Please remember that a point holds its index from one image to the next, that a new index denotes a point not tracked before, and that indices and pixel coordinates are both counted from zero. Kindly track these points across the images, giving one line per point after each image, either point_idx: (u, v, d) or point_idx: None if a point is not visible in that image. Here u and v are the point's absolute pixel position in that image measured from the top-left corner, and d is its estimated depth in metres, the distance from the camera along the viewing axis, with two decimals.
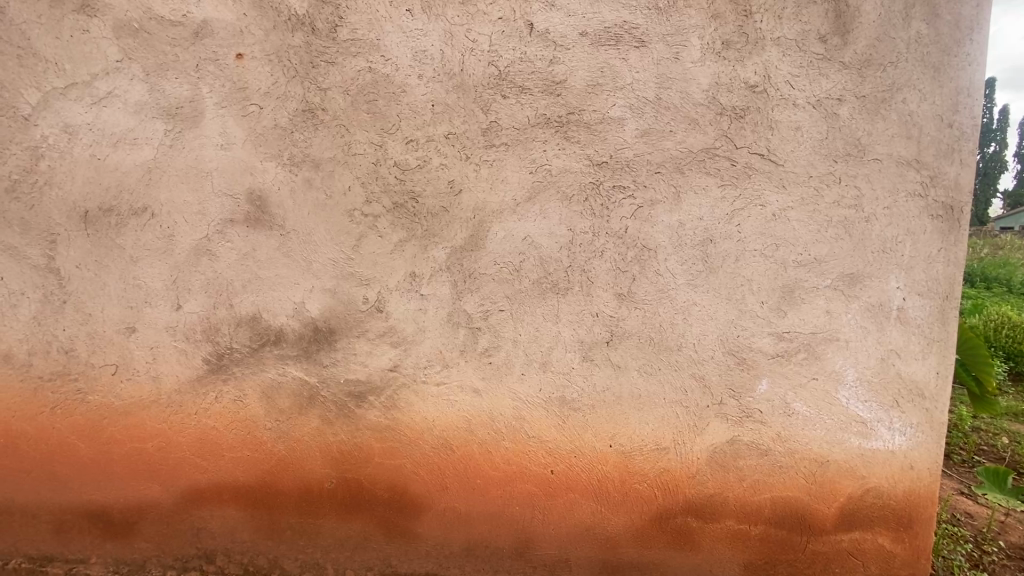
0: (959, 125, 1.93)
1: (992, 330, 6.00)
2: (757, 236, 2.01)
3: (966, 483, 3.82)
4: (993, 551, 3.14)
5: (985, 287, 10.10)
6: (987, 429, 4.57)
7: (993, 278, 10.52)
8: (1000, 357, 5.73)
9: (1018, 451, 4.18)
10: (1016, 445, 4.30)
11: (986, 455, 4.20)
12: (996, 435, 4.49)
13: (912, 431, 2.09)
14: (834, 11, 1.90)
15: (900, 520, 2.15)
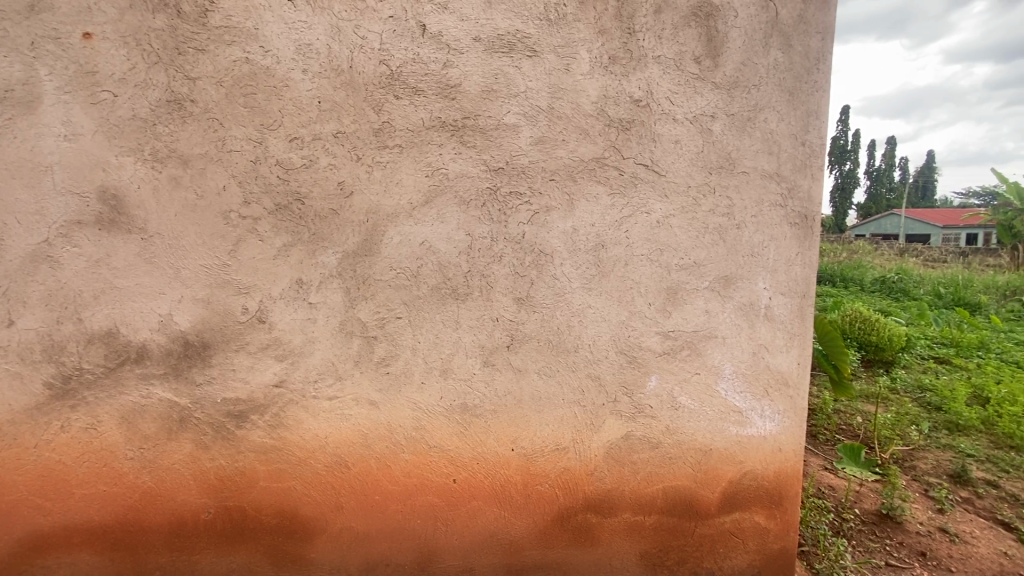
0: (810, 144, 2.18)
1: (848, 324, 6.97)
2: (643, 242, 2.13)
3: (831, 460, 4.37)
4: (852, 518, 3.60)
5: (842, 288, 11.70)
6: (844, 412, 5.26)
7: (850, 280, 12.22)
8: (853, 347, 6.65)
9: (869, 428, 4.83)
10: (867, 423, 4.96)
11: (844, 434, 4.84)
12: (852, 415, 5.16)
13: (779, 417, 2.32)
14: (705, 35, 2.07)
15: (772, 498, 2.38)
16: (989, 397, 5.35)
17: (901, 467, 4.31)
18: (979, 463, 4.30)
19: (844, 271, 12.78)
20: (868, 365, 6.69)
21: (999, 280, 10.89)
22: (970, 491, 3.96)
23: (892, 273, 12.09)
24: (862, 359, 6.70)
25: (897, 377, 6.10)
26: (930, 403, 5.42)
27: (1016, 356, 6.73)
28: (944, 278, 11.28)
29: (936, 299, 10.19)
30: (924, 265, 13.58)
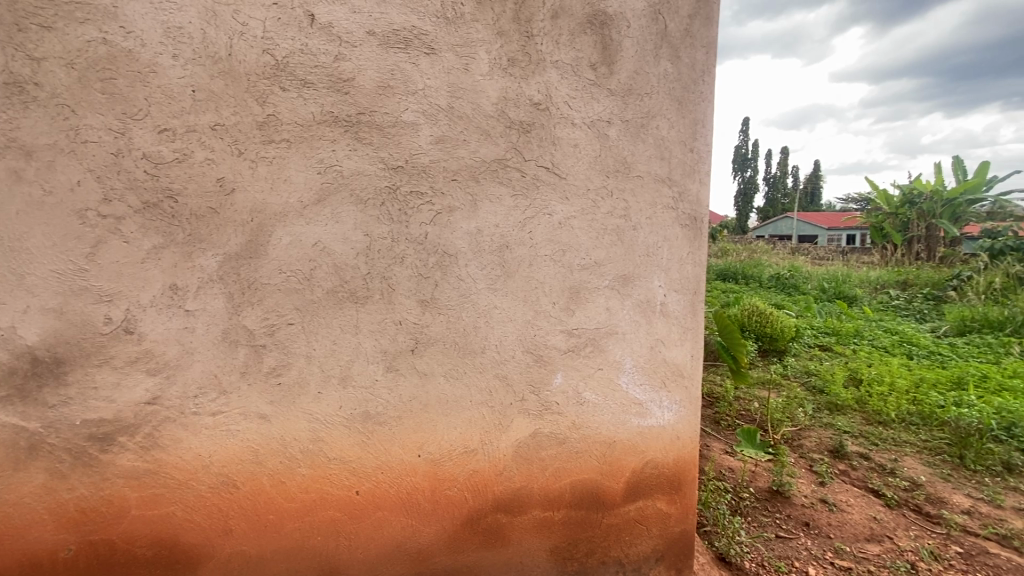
0: (698, 150, 2.33)
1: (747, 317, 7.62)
2: (546, 242, 2.16)
3: (731, 444, 4.74)
4: (747, 496, 3.94)
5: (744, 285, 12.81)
6: (744, 399, 5.73)
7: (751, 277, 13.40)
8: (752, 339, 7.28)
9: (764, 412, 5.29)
10: (762, 407, 5.43)
11: (743, 420, 5.26)
12: (750, 401, 5.63)
13: (676, 407, 2.46)
14: (600, 42, 2.14)
15: (671, 485, 2.51)
16: (861, 379, 6.04)
17: (790, 447, 4.74)
18: (854, 438, 4.84)
19: (746, 269, 14.00)
20: (764, 355, 7.32)
21: (871, 275, 12.35)
22: (847, 464, 4.43)
23: (785, 271, 13.32)
24: (759, 349, 7.32)
25: (788, 364, 6.72)
26: (815, 387, 6.02)
27: (883, 342, 7.65)
28: (827, 274, 12.61)
29: (821, 293, 11.35)
30: (812, 263, 15.10)
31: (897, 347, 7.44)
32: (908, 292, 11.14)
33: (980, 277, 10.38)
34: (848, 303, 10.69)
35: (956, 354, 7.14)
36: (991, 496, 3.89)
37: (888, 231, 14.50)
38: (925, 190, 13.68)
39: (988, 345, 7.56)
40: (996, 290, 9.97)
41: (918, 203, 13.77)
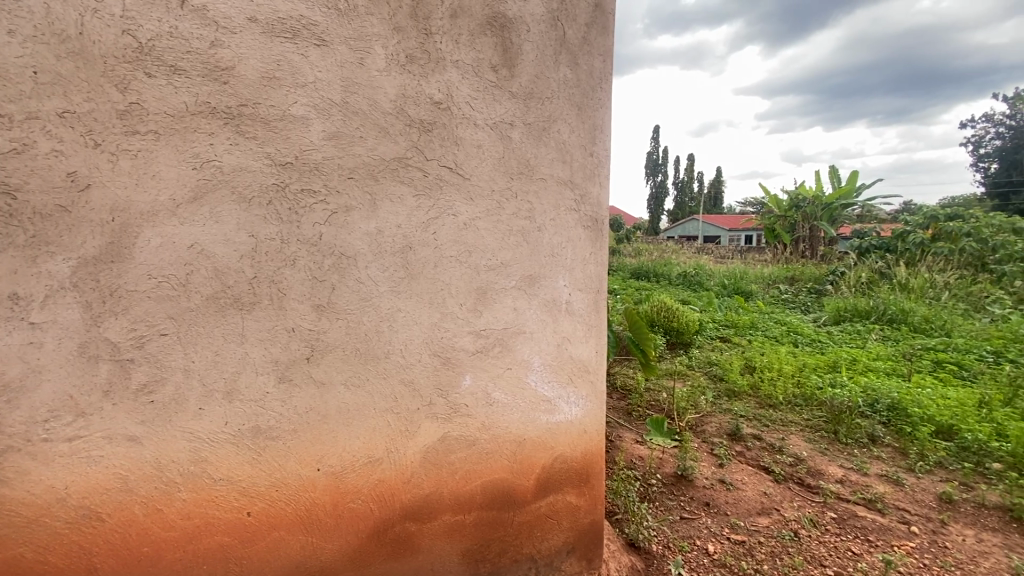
0: (597, 155, 2.43)
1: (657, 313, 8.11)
2: (451, 243, 2.13)
3: (641, 433, 5.00)
4: (655, 482, 4.17)
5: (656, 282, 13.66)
6: (653, 390, 6.09)
7: (662, 275, 14.32)
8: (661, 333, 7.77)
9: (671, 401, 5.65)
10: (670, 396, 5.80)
11: (652, 410, 5.57)
12: (659, 391, 6.00)
13: (583, 401, 2.54)
14: (501, 45, 2.15)
15: (580, 477, 2.59)
16: (755, 366, 6.61)
17: (694, 433, 5.08)
18: (748, 421, 5.30)
19: (657, 267, 14.94)
20: (672, 348, 7.81)
21: (764, 272, 13.61)
22: (742, 445, 4.82)
23: (691, 269, 14.30)
24: (668, 342, 7.80)
25: (693, 356, 7.22)
26: (716, 375, 6.51)
27: (774, 332, 8.44)
28: (727, 272, 13.70)
29: (722, 289, 12.31)
30: (714, 262, 16.33)
31: (785, 336, 8.24)
32: (794, 287, 12.38)
33: (851, 273, 11.76)
34: (744, 298, 11.68)
35: (832, 341, 8.04)
36: (859, 465, 4.40)
37: (778, 232, 16.01)
38: (808, 195, 15.26)
39: (858, 332, 8.58)
40: (864, 284, 11.35)
41: (802, 207, 15.34)
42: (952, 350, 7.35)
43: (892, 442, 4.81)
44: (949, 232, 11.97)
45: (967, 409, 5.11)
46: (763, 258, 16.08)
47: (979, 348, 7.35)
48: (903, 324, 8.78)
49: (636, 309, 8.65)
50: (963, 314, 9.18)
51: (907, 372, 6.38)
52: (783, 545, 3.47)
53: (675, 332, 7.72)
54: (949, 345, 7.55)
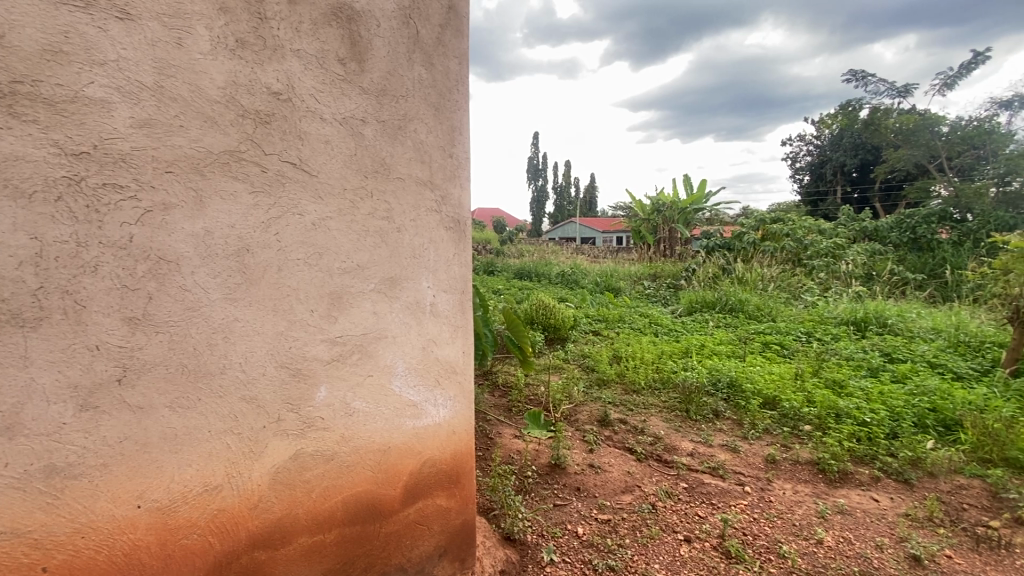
0: (456, 156, 2.43)
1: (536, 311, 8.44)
2: (298, 245, 1.98)
3: (519, 427, 5.16)
4: (530, 474, 4.31)
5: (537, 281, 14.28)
6: (532, 384, 6.33)
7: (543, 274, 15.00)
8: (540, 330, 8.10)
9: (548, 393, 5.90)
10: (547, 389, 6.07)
11: (531, 403, 5.78)
12: (538, 386, 6.25)
13: (450, 403, 2.53)
14: (348, 37, 2.05)
15: (450, 479, 2.58)
16: (621, 356, 7.17)
17: (568, 422, 5.35)
18: (616, 406, 5.73)
19: (538, 267, 15.61)
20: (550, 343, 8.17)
21: (631, 269, 14.88)
22: (610, 430, 5.19)
23: (568, 268, 15.10)
24: (546, 338, 8.14)
25: (569, 349, 7.63)
26: (588, 367, 6.94)
27: (639, 324, 9.23)
28: (600, 271, 14.70)
29: (595, 287, 13.18)
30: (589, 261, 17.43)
31: (648, 327, 9.08)
32: (656, 283, 13.67)
33: (700, 269, 13.29)
34: (614, 294, 12.61)
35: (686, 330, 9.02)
36: (705, 438, 4.98)
37: (643, 233, 17.55)
38: (666, 200, 16.93)
39: (706, 321, 9.73)
40: (711, 278, 12.89)
41: (662, 211, 16.99)
42: (776, 332, 8.66)
43: (731, 415, 5.52)
44: (774, 233, 14.11)
45: (786, 382, 6.05)
46: (630, 258, 17.51)
47: (795, 330, 8.74)
48: (740, 312, 10.16)
49: (516, 308, 8.91)
50: (785, 302, 10.87)
51: (743, 354, 7.38)
52: (643, 518, 3.79)
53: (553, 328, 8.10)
54: (774, 328, 8.87)
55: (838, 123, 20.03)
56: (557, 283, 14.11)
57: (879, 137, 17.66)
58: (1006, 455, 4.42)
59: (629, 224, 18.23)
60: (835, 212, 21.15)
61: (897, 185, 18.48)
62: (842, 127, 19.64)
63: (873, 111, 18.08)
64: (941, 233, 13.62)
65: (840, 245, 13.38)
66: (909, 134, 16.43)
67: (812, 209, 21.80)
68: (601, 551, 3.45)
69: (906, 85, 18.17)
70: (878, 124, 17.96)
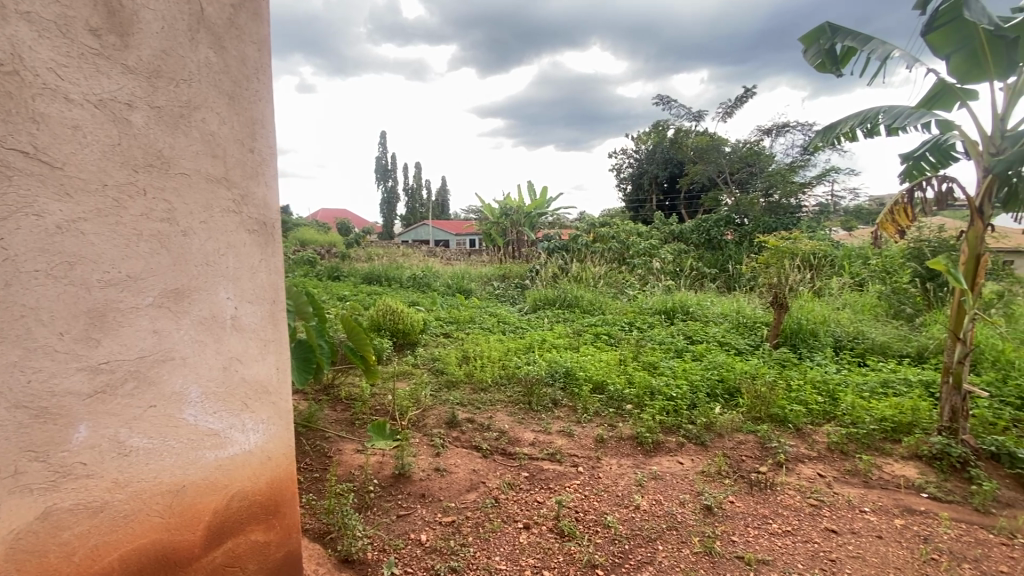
0: (258, 151, 2.19)
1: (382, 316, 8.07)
2: (38, 254, 1.63)
3: (361, 441, 4.90)
4: (371, 487, 4.13)
5: (386, 286, 13.83)
6: (378, 394, 6.06)
7: (392, 277, 14.60)
8: (387, 336, 7.81)
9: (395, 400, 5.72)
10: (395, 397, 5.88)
11: (376, 414, 5.53)
12: (384, 393, 6.03)
13: (263, 426, 2.28)
14: (104, 5, 1.72)
15: (267, 510, 2.33)
16: (469, 356, 7.27)
17: (415, 428, 5.25)
18: (463, 406, 5.80)
19: (387, 270, 15.11)
20: (399, 349, 7.93)
21: (480, 271, 15.22)
22: (458, 430, 5.22)
23: (420, 272, 14.88)
24: (395, 344, 7.89)
25: (418, 354, 7.51)
26: (437, 370, 6.90)
27: (487, 324, 9.47)
28: (451, 273, 14.75)
29: (446, 289, 13.19)
30: (440, 263, 17.42)
31: (495, 326, 9.38)
32: (504, 284, 14.18)
33: (543, 269, 14.14)
34: (465, 296, 12.76)
35: (530, 326, 9.52)
36: (545, 426, 5.30)
37: (493, 236, 18.07)
38: (513, 204, 17.67)
39: (548, 317, 10.39)
40: (552, 277, 13.79)
41: (509, 215, 17.68)
42: (606, 324, 9.61)
43: (567, 402, 5.96)
44: (603, 236, 15.65)
45: (613, 368, 6.74)
46: (481, 259, 17.91)
47: (621, 320, 9.82)
48: (577, 308, 11.08)
49: (362, 314, 8.48)
50: (613, 296, 12.13)
51: (578, 345, 8.03)
52: (485, 513, 3.88)
53: (401, 333, 7.88)
54: (604, 320, 9.85)
55: (652, 140, 23.02)
56: (407, 286, 13.85)
57: (682, 154, 20.77)
58: (770, 411, 5.51)
59: (479, 227, 18.64)
60: (652, 217, 24.28)
61: (697, 195, 21.86)
62: (656, 144, 22.62)
63: (678, 132, 21.14)
64: (727, 235, 16.51)
65: (655, 246, 15.39)
66: (703, 152, 19.56)
67: (634, 214, 24.67)
68: (445, 554, 3.44)
69: (700, 111, 21.60)
70: (681, 143, 21.09)
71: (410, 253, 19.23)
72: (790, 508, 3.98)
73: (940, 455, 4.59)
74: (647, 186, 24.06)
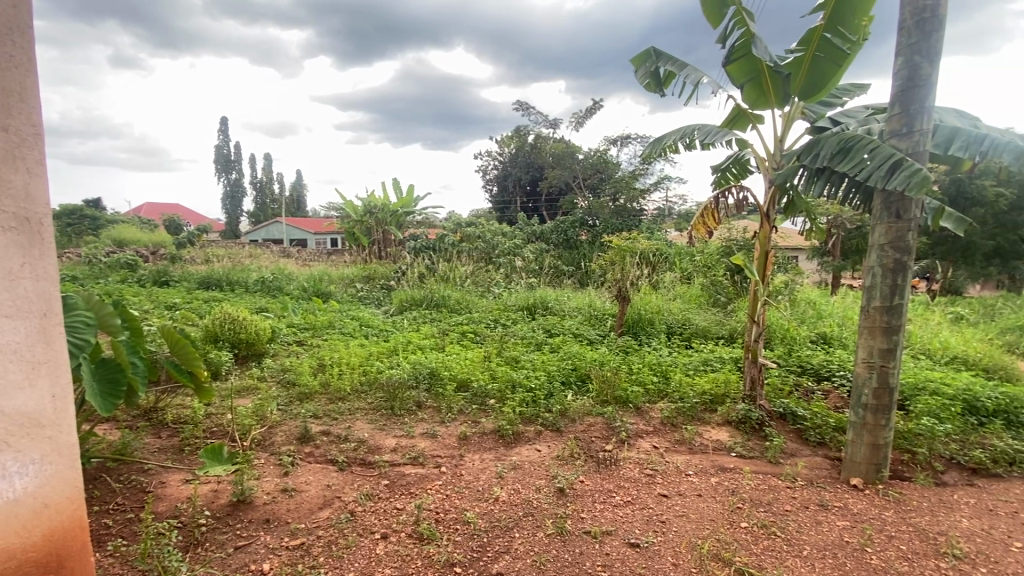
0: (15, 130, 1.81)
1: (219, 326, 7.07)
2: None
3: (192, 469, 4.28)
4: (203, 520, 3.63)
5: (229, 291, 12.29)
6: (216, 413, 5.34)
7: (236, 282, 13.03)
8: (227, 348, 6.92)
9: (235, 419, 5.11)
10: (236, 414, 5.24)
11: (212, 437, 4.88)
12: (224, 412, 5.35)
13: (35, 467, 1.88)
14: None
15: (45, 569, 1.93)
16: (326, 364, 6.80)
17: (260, 449, 4.74)
18: (317, 418, 5.40)
19: (230, 274, 13.44)
20: (242, 362, 7.08)
21: (341, 272, 14.31)
22: (311, 445, 4.84)
23: (269, 275, 13.52)
24: (237, 356, 7.04)
25: (265, 365, 6.80)
26: (287, 382, 6.30)
27: (348, 328, 8.94)
28: (307, 275, 13.65)
29: (301, 293, 12.17)
30: (294, 264, 16.03)
31: (356, 330, 8.90)
32: (367, 285, 13.52)
33: (409, 270, 13.78)
34: (323, 300, 11.91)
35: (394, 328, 9.23)
36: (408, 430, 5.17)
37: (358, 236, 17.11)
38: (377, 202, 16.94)
39: (415, 319, 10.16)
40: (419, 278, 13.50)
41: (373, 213, 16.92)
42: (472, 322, 9.70)
43: (431, 403, 5.88)
44: (469, 236, 15.77)
45: (477, 365, 6.83)
46: (343, 260, 16.89)
47: (486, 318, 10.02)
48: (443, 307, 11.03)
49: (197, 324, 7.42)
50: (479, 295, 12.31)
51: (444, 345, 7.99)
52: (340, 529, 3.66)
53: (245, 344, 7.05)
54: (470, 319, 9.95)
55: (513, 144, 23.86)
56: (255, 291, 12.48)
57: (541, 159, 21.85)
58: (615, 394, 6.05)
59: (340, 225, 17.53)
60: (515, 218, 25.14)
61: (556, 197, 23.17)
62: (517, 148, 23.47)
63: (537, 137, 22.21)
64: (582, 235, 17.78)
65: (518, 246, 15.96)
66: (559, 158, 20.81)
67: (498, 214, 25.33)
68: None
69: (556, 119, 22.95)
70: (540, 148, 22.19)
71: (259, 254, 17.37)
72: (631, 480, 4.42)
73: (744, 419, 5.46)
74: (511, 188, 24.94)
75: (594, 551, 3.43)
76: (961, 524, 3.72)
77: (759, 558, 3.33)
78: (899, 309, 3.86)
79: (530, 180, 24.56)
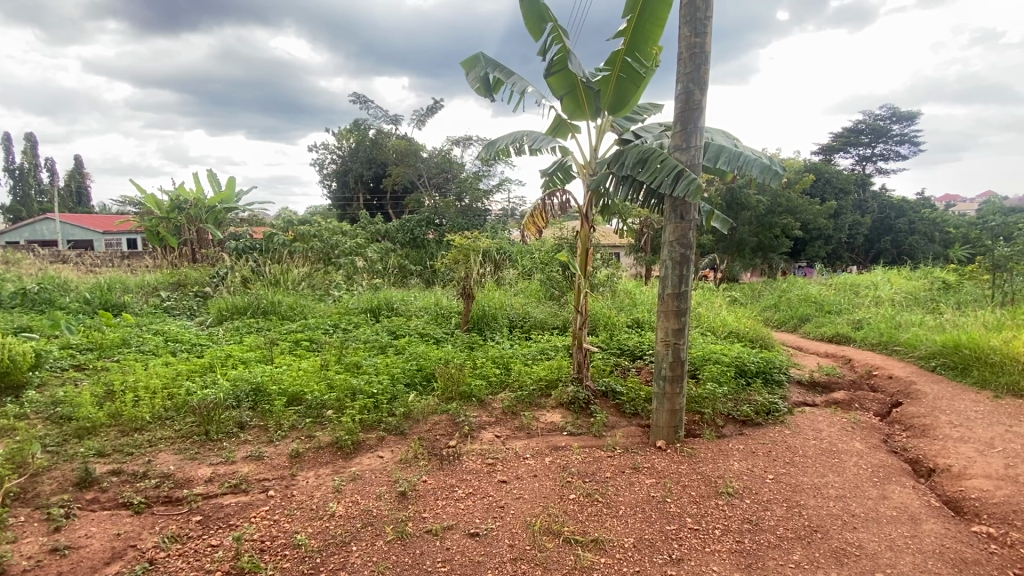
0: None
1: None
2: None
3: None
4: None
5: None
6: None
7: None
8: None
9: None
10: None
11: None
12: None
13: None
14: None
15: None
16: (116, 391, 5.66)
17: (18, 504, 3.75)
18: (105, 456, 4.47)
19: None
20: None
21: (143, 279, 12.05)
22: (95, 490, 3.99)
23: (34, 284, 10.77)
24: None
25: (27, 398, 5.39)
26: (61, 418, 5.08)
27: (149, 346, 7.56)
28: (92, 283, 11.21)
29: (83, 307, 9.97)
30: (75, 269, 13.04)
31: (160, 347, 7.58)
32: (177, 293, 11.62)
33: (230, 274, 12.15)
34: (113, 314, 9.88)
35: (211, 342, 8.06)
36: (227, 456, 4.58)
37: (163, 235, 14.58)
38: (187, 196, 14.56)
39: (238, 329, 9.02)
40: (242, 282, 11.99)
41: (183, 208, 14.55)
42: (307, 330, 8.95)
43: (257, 423, 5.30)
44: (303, 235, 14.48)
45: (312, 375, 6.32)
46: (143, 263, 14.25)
47: (324, 323, 9.35)
48: (273, 315, 10.01)
49: None
50: (316, 299, 11.42)
51: (273, 356, 7.24)
52: None
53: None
54: (306, 325, 9.19)
55: (352, 139, 22.56)
56: (13, 306, 9.82)
57: (384, 156, 21.02)
58: (459, 390, 6.13)
59: (139, 223, 14.76)
60: (357, 216, 23.89)
61: (400, 196, 22.61)
62: (355, 143, 22.29)
63: (377, 133, 21.34)
64: (428, 234, 17.63)
65: (360, 246, 15.16)
66: (401, 156, 20.34)
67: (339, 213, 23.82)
68: None
69: (396, 115, 22.30)
70: (381, 144, 21.41)
71: (21, 258, 13.70)
72: (472, 471, 4.55)
73: (573, 400, 5.98)
74: (352, 185, 23.49)
75: (434, 548, 3.45)
76: (732, 467, 4.60)
77: (583, 524, 3.70)
78: (685, 294, 4.59)
79: (373, 178, 23.23)
